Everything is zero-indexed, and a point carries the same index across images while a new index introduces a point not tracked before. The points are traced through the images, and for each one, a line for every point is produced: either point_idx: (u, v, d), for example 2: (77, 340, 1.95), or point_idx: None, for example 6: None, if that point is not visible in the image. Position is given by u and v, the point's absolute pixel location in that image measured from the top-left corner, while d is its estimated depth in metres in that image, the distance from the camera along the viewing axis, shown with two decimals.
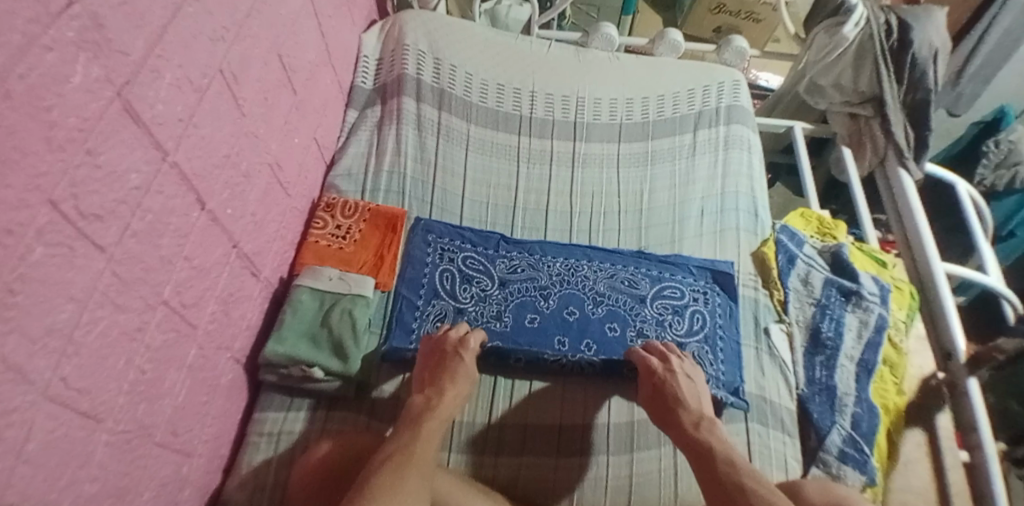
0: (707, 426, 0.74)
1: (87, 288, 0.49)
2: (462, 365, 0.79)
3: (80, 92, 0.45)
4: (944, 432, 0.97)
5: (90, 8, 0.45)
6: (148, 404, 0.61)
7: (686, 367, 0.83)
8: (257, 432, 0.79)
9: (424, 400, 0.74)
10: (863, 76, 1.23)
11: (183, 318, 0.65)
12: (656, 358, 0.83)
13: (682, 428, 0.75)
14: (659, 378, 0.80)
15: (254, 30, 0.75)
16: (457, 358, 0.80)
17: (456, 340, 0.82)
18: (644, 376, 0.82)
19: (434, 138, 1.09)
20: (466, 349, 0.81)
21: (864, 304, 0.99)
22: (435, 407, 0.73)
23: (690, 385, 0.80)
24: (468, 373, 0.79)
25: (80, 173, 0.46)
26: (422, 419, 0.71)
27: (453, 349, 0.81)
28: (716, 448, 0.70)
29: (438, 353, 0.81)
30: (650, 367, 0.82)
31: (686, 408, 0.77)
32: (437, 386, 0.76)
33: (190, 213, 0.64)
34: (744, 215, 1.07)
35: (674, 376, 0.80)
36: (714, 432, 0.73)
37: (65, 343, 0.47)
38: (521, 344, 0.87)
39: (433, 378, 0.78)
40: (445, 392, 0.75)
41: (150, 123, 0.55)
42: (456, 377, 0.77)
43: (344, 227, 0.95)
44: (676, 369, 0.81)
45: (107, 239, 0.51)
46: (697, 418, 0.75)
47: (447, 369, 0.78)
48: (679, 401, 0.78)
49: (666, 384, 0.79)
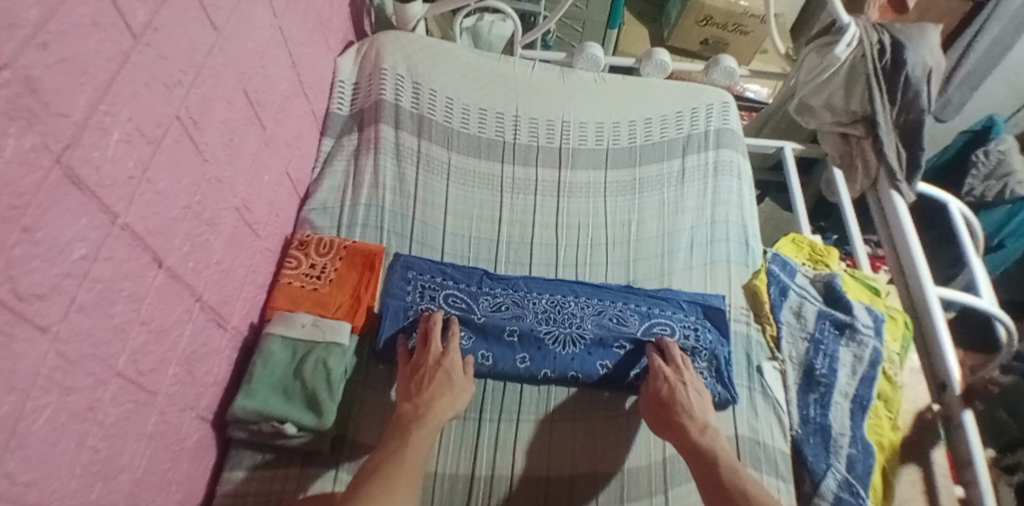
0: (711, 433, 0.77)
1: (30, 374, 0.44)
2: (444, 374, 0.79)
3: (12, 164, 0.39)
4: (939, 468, 0.95)
5: (23, 71, 0.39)
6: (103, 483, 0.56)
7: (696, 381, 0.84)
8: (227, 494, 0.74)
9: (413, 409, 0.76)
10: (855, 96, 1.20)
11: (141, 386, 0.60)
12: (669, 366, 0.85)
13: (688, 433, 0.77)
14: (670, 385, 0.82)
15: (216, 69, 0.70)
16: (441, 370, 0.79)
17: (438, 353, 0.82)
18: (654, 383, 0.83)
19: (414, 168, 1.04)
20: (449, 360, 0.81)
21: (858, 338, 0.95)
22: (424, 415, 0.74)
23: (698, 396, 0.82)
24: (454, 383, 0.79)
25: (17, 253, 0.41)
26: (412, 428, 0.73)
27: (434, 362, 0.81)
28: (720, 455, 0.73)
29: (420, 369, 0.80)
30: (662, 374, 0.83)
31: (691, 416, 0.78)
32: (424, 396, 0.77)
33: (146, 275, 0.59)
34: (735, 245, 1.04)
35: (685, 387, 0.82)
36: (717, 439, 0.76)
37: (8, 436, 0.42)
38: (510, 361, 0.86)
39: (420, 389, 0.78)
40: (434, 401, 0.76)
41: (96, 186, 0.49)
42: (442, 388, 0.78)
43: (319, 266, 0.90)
44: (687, 381, 0.83)
45: (50, 318, 0.46)
46: (702, 425, 0.78)
47: (432, 382, 0.78)
48: (686, 409, 0.79)
49: (676, 394, 0.80)
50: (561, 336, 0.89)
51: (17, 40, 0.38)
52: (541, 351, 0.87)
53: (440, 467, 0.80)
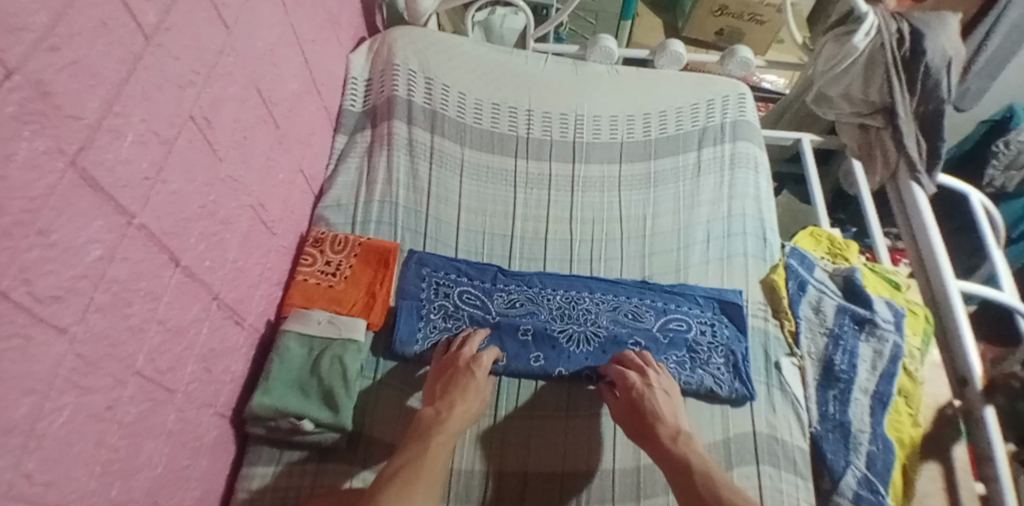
0: (684, 438, 0.74)
1: (48, 376, 0.44)
2: (474, 380, 0.79)
3: (26, 168, 0.39)
4: (960, 463, 0.94)
5: (34, 75, 0.39)
6: (123, 481, 0.56)
7: (664, 380, 0.82)
8: (245, 489, 0.75)
9: (434, 413, 0.75)
10: (874, 85, 1.17)
11: (158, 385, 0.61)
12: (634, 371, 0.82)
13: (659, 441, 0.75)
14: (636, 392, 0.79)
15: (228, 68, 0.70)
16: (469, 375, 0.80)
17: (469, 357, 0.82)
18: (621, 391, 0.81)
19: (427, 164, 1.04)
20: (478, 365, 0.81)
21: (878, 332, 0.94)
22: (445, 420, 0.74)
23: (666, 397, 0.80)
24: (480, 390, 0.79)
25: (32, 256, 0.41)
26: (431, 433, 0.72)
27: (463, 365, 0.81)
28: (694, 462, 0.71)
29: (449, 370, 0.81)
30: (628, 381, 0.80)
31: (662, 421, 0.76)
32: (447, 400, 0.77)
33: (162, 274, 0.59)
34: (752, 239, 1.02)
35: (652, 390, 0.79)
36: (690, 445, 0.74)
37: (27, 437, 0.42)
38: (525, 359, 0.86)
39: (444, 392, 0.78)
40: (455, 406, 0.76)
41: (111, 188, 0.50)
42: (467, 393, 0.78)
43: (334, 263, 0.90)
44: (653, 383, 0.80)
45: (68, 319, 0.46)
46: (674, 431, 0.75)
47: (457, 386, 0.78)
48: (656, 415, 0.77)
49: (643, 399, 0.78)
50: (575, 334, 0.89)
51: (25, 44, 0.38)
52: (556, 350, 0.87)
53: (456, 463, 0.80)
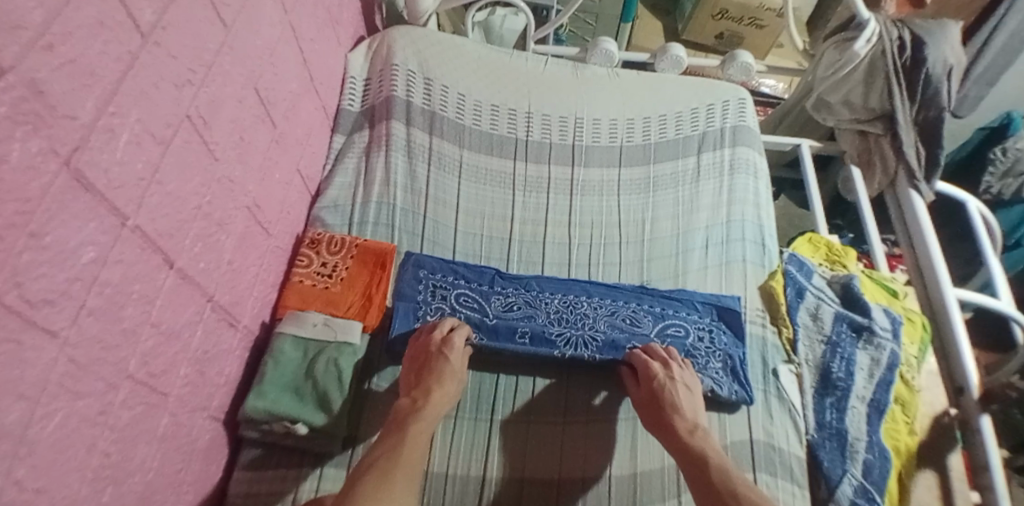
0: (701, 434, 0.76)
1: (39, 381, 0.43)
2: (448, 365, 0.79)
3: (19, 170, 0.38)
4: (955, 472, 0.91)
5: (27, 74, 0.38)
6: (114, 486, 0.55)
7: (687, 375, 0.83)
8: (239, 493, 0.74)
9: (411, 402, 0.76)
10: (875, 92, 1.17)
11: (152, 388, 0.60)
12: (657, 363, 0.83)
13: (676, 433, 0.76)
14: (658, 382, 0.80)
15: (226, 66, 0.69)
16: (442, 358, 0.80)
17: (440, 340, 0.82)
18: (643, 379, 0.82)
19: (425, 166, 1.03)
20: (450, 348, 0.81)
21: (876, 341, 0.94)
22: (421, 408, 0.75)
23: (687, 392, 0.81)
24: (455, 373, 0.79)
25: (25, 259, 0.40)
26: (408, 421, 0.73)
27: (436, 350, 0.81)
28: (710, 455, 0.72)
29: (422, 355, 0.81)
30: (651, 372, 0.81)
31: (681, 415, 0.78)
32: (423, 387, 0.77)
33: (156, 276, 0.58)
34: (751, 245, 1.02)
35: (674, 383, 0.80)
36: (706, 441, 0.75)
37: (18, 444, 0.41)
38: None
39: (420, 380, 0.79)
40: (431, 393, 0.76)
41: (105, 189, 0.49)
42: (443, 378, 0.78)
43: (331, 264, 0.89)
44: (676, 376, 0.82)
45: (60, 323, 0.45)
46: (692, 426, 0.77)
47: (431, 371, 0.79)
48: (676, 408, 0.78)
49: (665, 391, 0.79)
50: (573, 338, 0.87)
51: (20, 43, 0.37)
52: (552, 354, 0.86)
53: (453, 469, 0.79)
